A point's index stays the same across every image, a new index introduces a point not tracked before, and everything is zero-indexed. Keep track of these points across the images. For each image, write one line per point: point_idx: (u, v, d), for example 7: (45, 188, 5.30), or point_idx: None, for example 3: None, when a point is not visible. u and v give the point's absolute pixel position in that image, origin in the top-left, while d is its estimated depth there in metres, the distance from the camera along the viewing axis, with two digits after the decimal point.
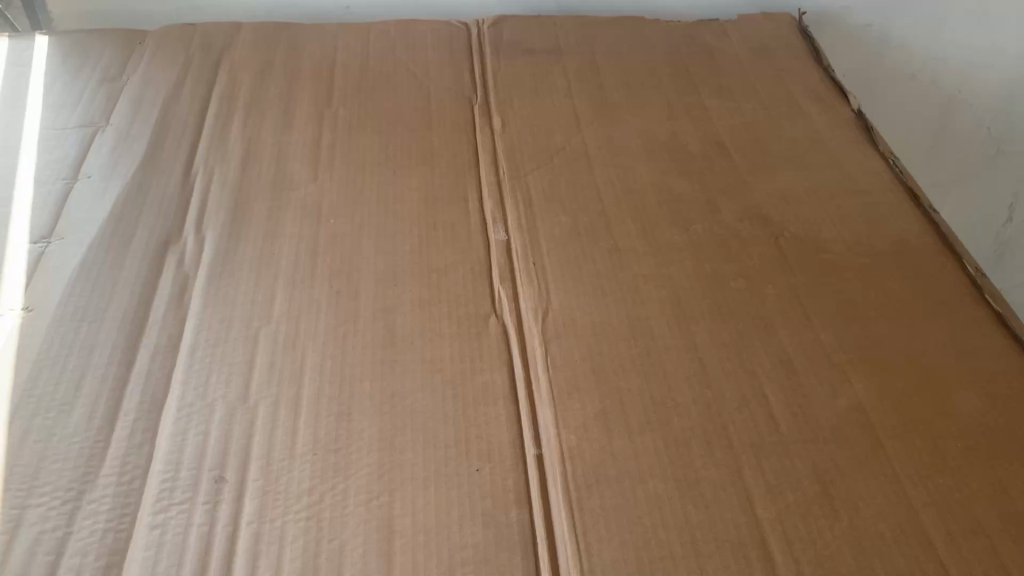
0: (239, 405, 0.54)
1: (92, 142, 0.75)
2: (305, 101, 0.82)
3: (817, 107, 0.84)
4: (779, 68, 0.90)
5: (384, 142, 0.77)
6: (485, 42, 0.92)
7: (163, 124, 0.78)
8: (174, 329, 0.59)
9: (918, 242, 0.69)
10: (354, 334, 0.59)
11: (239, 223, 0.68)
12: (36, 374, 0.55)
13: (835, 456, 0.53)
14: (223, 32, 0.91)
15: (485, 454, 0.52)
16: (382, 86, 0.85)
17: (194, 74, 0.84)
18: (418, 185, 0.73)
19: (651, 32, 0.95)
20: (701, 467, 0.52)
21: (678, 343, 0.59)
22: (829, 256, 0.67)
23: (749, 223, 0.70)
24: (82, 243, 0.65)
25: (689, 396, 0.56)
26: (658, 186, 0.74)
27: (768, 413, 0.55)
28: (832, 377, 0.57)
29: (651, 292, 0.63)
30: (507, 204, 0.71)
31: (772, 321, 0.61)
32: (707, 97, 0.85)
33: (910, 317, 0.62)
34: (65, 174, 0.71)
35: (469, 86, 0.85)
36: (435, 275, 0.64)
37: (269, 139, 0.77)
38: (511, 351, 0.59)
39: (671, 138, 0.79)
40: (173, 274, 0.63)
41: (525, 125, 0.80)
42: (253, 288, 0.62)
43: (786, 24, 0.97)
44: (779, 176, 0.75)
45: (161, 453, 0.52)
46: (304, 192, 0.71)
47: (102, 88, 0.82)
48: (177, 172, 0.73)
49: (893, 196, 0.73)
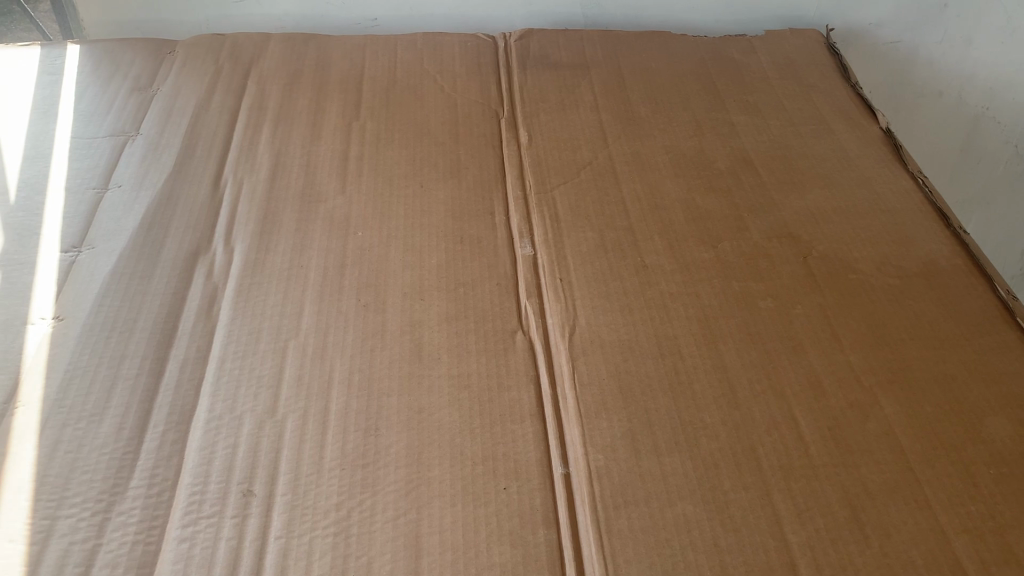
0: (269, 418, 0.55)
1: (122, 151, 0.76)
2: (333, 111, 0.82)
3: (845, 125, 0.84)
4: (807, 84, 0.89)
5: (410, 154, 0.77)
6: (513, 55, 0.92)
7: (193, 134, 0.78)
8: (203, 342, 0.59)
9: (949, 263, 0.68)
10: (381, 349, 0.59)
11: (267, 234, 0.68)
12: (67, 384, 0.56)
13: (866, 481, 0.52)
14: (252, 43, 0.91)
15: (513, 471, 0.52)
16: (409, 98, 0.85)
17: (224, 85, 0.85)
18: (445, 198, 0.73)
19: (678, 47, 0.95)
20: (730, 490, 0.51)
21: (706, 363, 0.59)
22: (859, 276, 0.66)
23: (779, 242, 0.69)
24: (111, 252, 0.65)
25: (717, 417, 0.56)
26: (686, 204, 0.73)
27: (797, 435, 0.55)
28: (862, 400, 0.57)
29: (679, 310, 0.63)
30: (534, 219, 0.71)
31: (802, 341, 0.61)
32: (734, 112, 0.85)
33: (941, 340, 0.61)
34: (95, 184, 0.72)
35: (496, 100, 0.86)
36: (461, 290, 0.64)
37: (296, 149, 0.77)
38: (537, 368, 0.59)
39: (698, 154, 0.79)
40: (202, 285, 0.64)
41: (552, 139, 0.80)
42: (280, 301, 0.62)
43: (813, 40, 0.97)
44: (807, 194, 0.75)
45: (190, 466, 0.52)
46: (332, 204, 0.71)
47: (132, 96, 0.83)
48: (206, 183, 0.73)
49: (922, 215, 0.72)
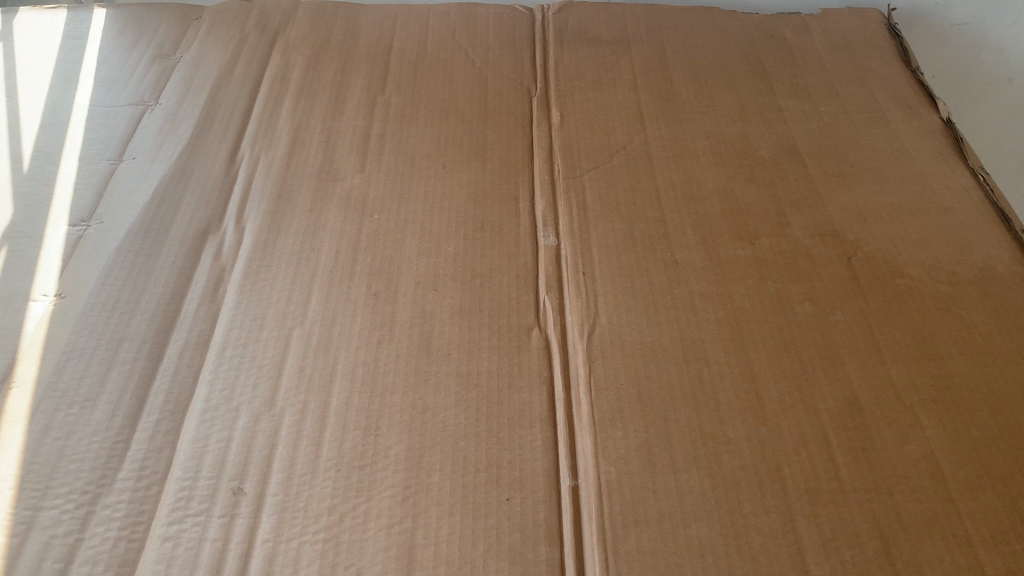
0: (266, 411, 0.52)
1: (140, 122, 0.74)
2: (358, 85, 0.79)
3: (902, 114, 0.78)
4: (862, 68, 0.83)
5: (434, 133, 0.74)
6: (549, 29, 0.88)
7: (213, 104, 0.76)
8: (205, 326, 0.57)
9: (1007, 269, 0.62)
10: (389, 341, 0.56)
11: (280, 215, 0.65)
12: (62, 365, 0.54)
13: (901, 510, 0.48)
14: (280, 10, 0.88)
15: (517, 481, 0.49)
16: (439, 72, 0.81)
17: (247, 54, 0.82)
18: (467, 181, 0.69)
19: (727, 24, 0.90)
20: (750, 514, 0.48)
21: (734, 372, 0.55)
22: (906, 281, 0.61)
23: (821, 240, 0.65)
24: (119, 227, 0.63)
25: (741, 431, 0.52)
26: (724, 195, 0.69)
27: (827, 456, 0.50)
28: (902, 419, 0.52)
29: (708, 311, 0.59)
30: (559, 206, 0.67)
31: (839, 351, 0.56)
32: (782, 96, 0.80)
33: (993, 356, 0.56)
34: (110, 155, 0.70)
35: (529, 76, 0.81)
36: (478, 281, 0.61)
37: (317, 124, 0.74)
38: (552, 370, 0.55)
39: (740, 141, 0.74)
40: (209, 265, 0.61)
41: (585, 121, 0.76)
42: (288, 287, 0.60)
43: (873, 19, 0.90)
44: (855, 188, 0.69)
45: (180, 459, 0.50)
46: (349, 184, 0.68)
47: (154, 63, 0.81)
48: (222, 157, 0.71)
49: (980, 217, 0.67)
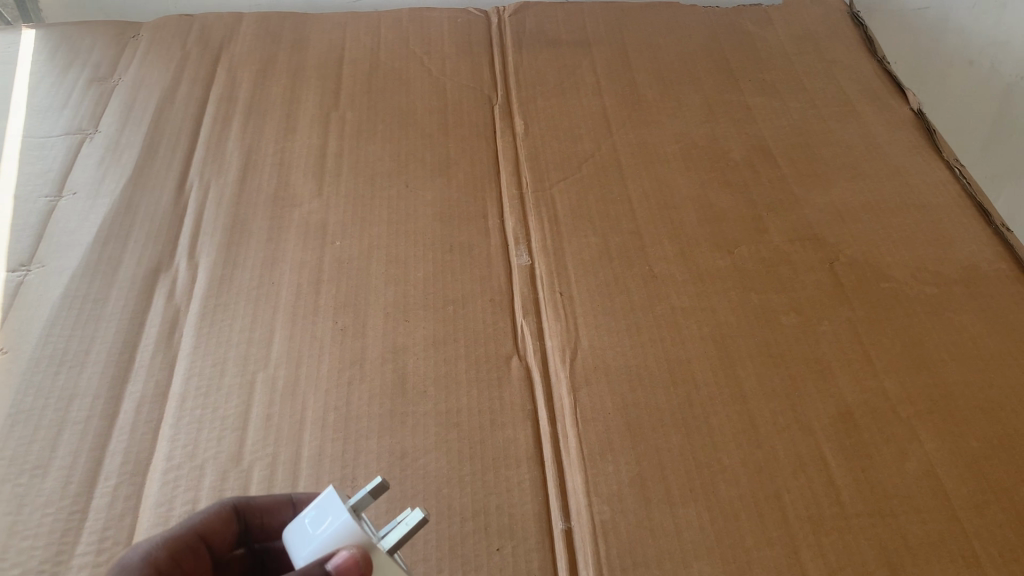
0: (233, 467, 0.49)
1: (78, 153, 0.69)
2: (310, 102, 0.75)
3: (872, 106, 0.76)
4: (829, 60, 0.82)
5: (395, 149, 0.70)
6: (507, 32, 0.85)
7: (157, 130, 0.71)
8: (162, 377, 0.53)
9: (991, 266, 0.61)
10: (361, 381, 0.53)
11: (236, 248, 0.62)
12: (8, 430, 0.50)
13: (908, 533, 0.46)
14: (222, 24, 0.84)
15: (507, 529, 0.46)
16: (395, 83, 0.78)
17: (190, 73, 0.78)
18: (432, 200, 0.66)
19: (688, 19, 0.87)
20: (753, 547, 0.45)
21: (723, 394, 0.53)
22: (891, 285, 0.59)
23: (802, 245, 0.63)
24: (63, 271, 0.59)
25: (736, 457, 0.50)
26: (698, 202, 0.67)
27: (827, 479, 0.49)
28: (899, 434, 0.51)
29: (692, 328, 0.57)
30: (530, 222, 0.65)
31: (829, 364, 0.55)
32: (750, 93, 0.77)
33: (985, 359, 0.55)
34: (48, 191, 0.66)
35: (489, 83, 0.78)
36: (450, 308, 0.58)
37: (269, 146, 0.70)
38: (535, 403, 0.53)
39: (710, 143, 0.72)
40: (163, 307, 0.57)
41: (550, 129, 0.73)
42: (248, 327, 0.56)
43: (835, 8, 0.89)
44: (832, 187, 0.68)
45: (144, 527, 0.46)
46: (307, 209, 0.65)
47: (91, 87, 0.76)
48: (169, 187, 0.66)
49: (959, 212, 0.65)
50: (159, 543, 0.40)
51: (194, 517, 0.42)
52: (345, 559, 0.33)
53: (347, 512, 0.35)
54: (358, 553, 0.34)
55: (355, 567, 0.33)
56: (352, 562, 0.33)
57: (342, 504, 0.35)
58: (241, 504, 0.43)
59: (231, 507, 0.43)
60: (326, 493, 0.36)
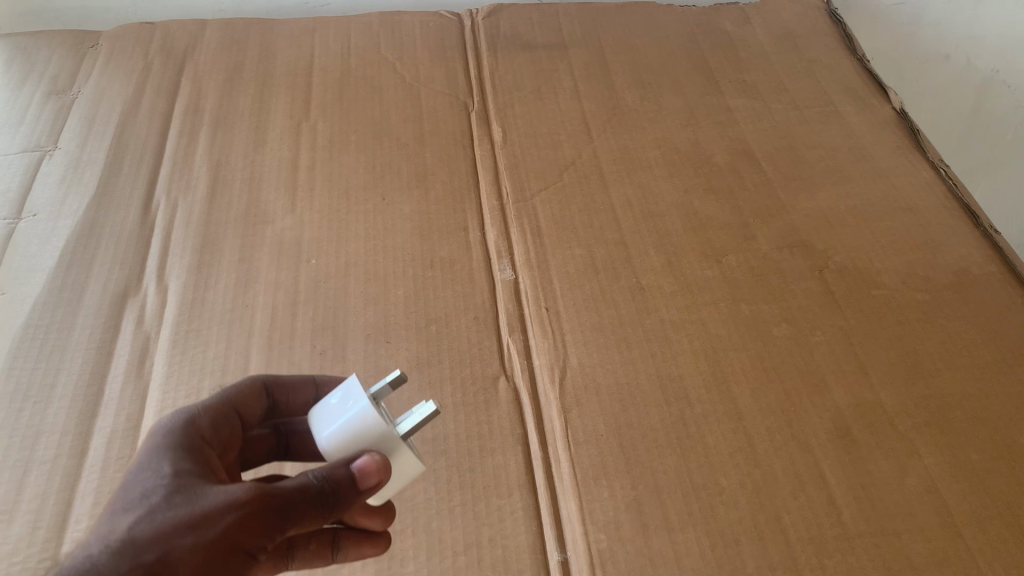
0: None
1: (38, 172, 0.66)
2: (280, 112, 0.72)
3: (854, 106, 0.75)
4: (809, 59, 0.80)
5: (370, 160, 0.68)
6: (481, 36, 0.83)
7: (120, 146, 0.68)
8: (133, 410, 0.51)
9: (981, 271, 0.60)
10: None
11: (207, 269, 0.59)
12: None
13: (913, 553, 0.45)
14: (185, 32, 0.81)
15: (501, 563, 0.44)
16: (368, 90, 0.75)
17: (153, 85, 0.75)
18: (411, 213, 0.64)
19: (665, 19, 0.86)
20: (755, 572, 0.44)
21: (718, 412, 0.51)
22: (882, 292, 0.58)
23: (791, 253, 0.61)
24: (24, 300, 0.56)
25: (734, 479, 0.48)
26: (684, 209, 0.65)
27: (827, 498, 0.47)
28: (899, 448, 0.49)
29: (683, 343, 0.55)
30: (513, 234, 0.63)
31: (824, 377, 0.53)
32: (731, 95, 0.76)
33: (980, 368, 0.54)
34: (6, 214, 0.62)
35: (464, 90, 0.76)
36: (433, 328, 0.56)
37: (238, 161, 0.68)
38: (525, 427, 0.51)
39: (693, 148, 0.71)
40: (132, 335, 0.55)
41: (529, 135, 0.71)
42: (222, 353, 0.54)
43: (812, 6, 0.87)
44: (818, 191, 0.67)
45: None
46: (281, 226, 0.62)
47: (49, 101, 0.73)
48: (135, 206, 0.64)
49: (947, 215, 0.64)
50: (201, 407, 0.38)
51: (226, 389, 0.41)
52: (366, 458, 0.35)
53: (366, 399, 0.36)
54: (377, 456, 0.35)
55: (375, 470, 0.34)
56: (374, 465, 0.34)
57: (363, 391, 0.37)
58: (270, 382, 0.42)
59: (262, 383, 0.42)
60: (350, 380, 0.38)
